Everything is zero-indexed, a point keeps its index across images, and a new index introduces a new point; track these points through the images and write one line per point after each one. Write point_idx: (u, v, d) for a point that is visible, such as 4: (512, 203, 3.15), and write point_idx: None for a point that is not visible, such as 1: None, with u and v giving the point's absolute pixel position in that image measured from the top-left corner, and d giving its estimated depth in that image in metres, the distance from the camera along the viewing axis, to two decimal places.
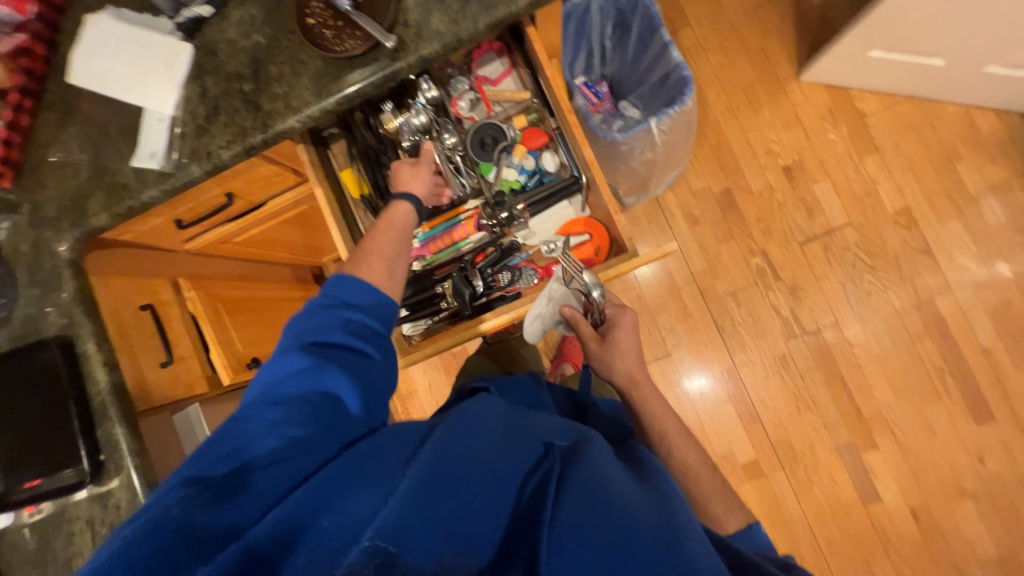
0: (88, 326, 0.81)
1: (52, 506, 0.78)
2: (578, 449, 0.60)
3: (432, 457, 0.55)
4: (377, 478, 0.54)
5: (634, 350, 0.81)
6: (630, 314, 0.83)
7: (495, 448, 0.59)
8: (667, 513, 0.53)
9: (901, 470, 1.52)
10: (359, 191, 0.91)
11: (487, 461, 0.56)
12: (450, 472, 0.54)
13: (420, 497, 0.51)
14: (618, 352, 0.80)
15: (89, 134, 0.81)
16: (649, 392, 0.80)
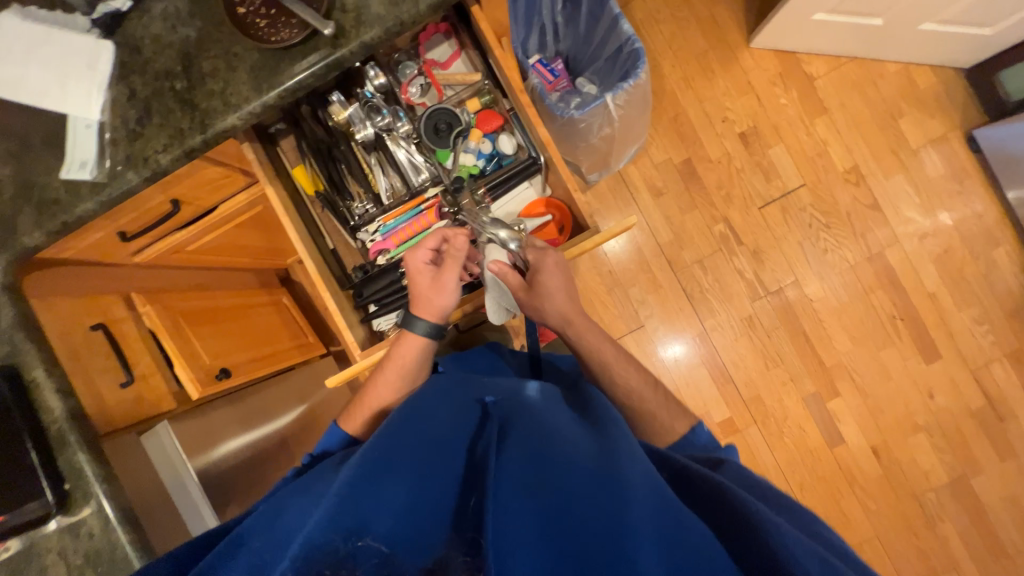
0: (35, 352, 0.76)
1: (20, 543, 0.75)
2: (520, 410, 0.62)
3: (373, 451, 0.56)
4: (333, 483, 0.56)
5: (561, 288, 0.78)
6: (552, 253, 0.78)
7: (439, 429, 0.61)
8: (608, 448, 0.56)
9: (862, 413, 1.63)
10: (314, 187, 0.88)
11: (433, 438, 0.59)
12: (391, 462, 0.55)
13: (359, 491, 0.51)
14: (546, 295, 0.77)
15: (8, 147, 0.75)
16: (585, 327, 0.79)
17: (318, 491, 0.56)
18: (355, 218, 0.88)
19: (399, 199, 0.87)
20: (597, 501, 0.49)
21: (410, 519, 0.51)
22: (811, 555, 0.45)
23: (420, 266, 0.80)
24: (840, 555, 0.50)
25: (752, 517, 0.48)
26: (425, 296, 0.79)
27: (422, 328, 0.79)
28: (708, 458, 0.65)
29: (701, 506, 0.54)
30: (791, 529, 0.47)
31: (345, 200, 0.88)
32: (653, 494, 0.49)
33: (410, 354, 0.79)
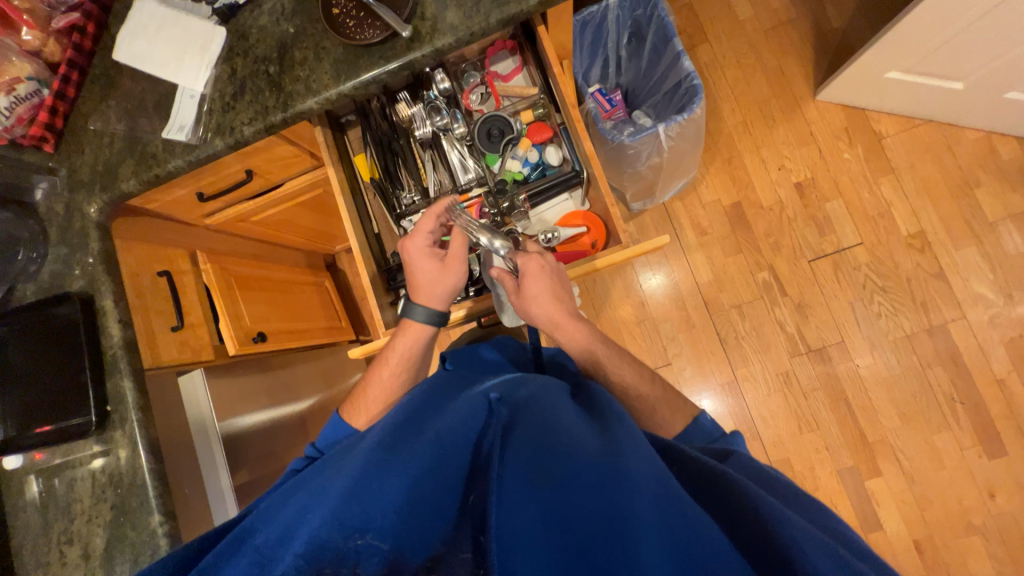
0: (108, 284, 0.86)
1: (60, 453, 0.83)
2: (524, 401, 0.61)
3: (377, 446, 0.57)
4: (330, 476, 0.55)
5: (547, 293, 0.78)
6: (536, 257, 0.78)
7: (443, 420, 0.60)
8: (613, 444, 0.55)
9: (905, 499, 1.47)
10: (370, 175, 0.96)
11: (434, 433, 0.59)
12: (393, 457, 0.54)
13: (362, 486, 0.51)
14: (531, 301, 0.78)
15: (127, 107, 0.88)
16: (572, 328, 0.79)
17: (319, 481, 0.56)
18: (401, 207, 0.94)
19: (444, 193, 0.93)
20: (600, 500, 0.48)
21: (414, 513, 0.51)
22: (819, 544, 0.44)
23: (422, 252, 0.81)
24: (847, 543, 0.49)
25: (760, 509, 0.47)
26: (430, 282, 0.81)
27: (423, 312, 0.81)
28: (716, 449, 0.65)
29: (708, 495, 0.53)
30: (797, 519, 0.47)
31: (395, 188, 0.94)
32: (657, 489, 0.49)
33: (408, 342, 0.82)
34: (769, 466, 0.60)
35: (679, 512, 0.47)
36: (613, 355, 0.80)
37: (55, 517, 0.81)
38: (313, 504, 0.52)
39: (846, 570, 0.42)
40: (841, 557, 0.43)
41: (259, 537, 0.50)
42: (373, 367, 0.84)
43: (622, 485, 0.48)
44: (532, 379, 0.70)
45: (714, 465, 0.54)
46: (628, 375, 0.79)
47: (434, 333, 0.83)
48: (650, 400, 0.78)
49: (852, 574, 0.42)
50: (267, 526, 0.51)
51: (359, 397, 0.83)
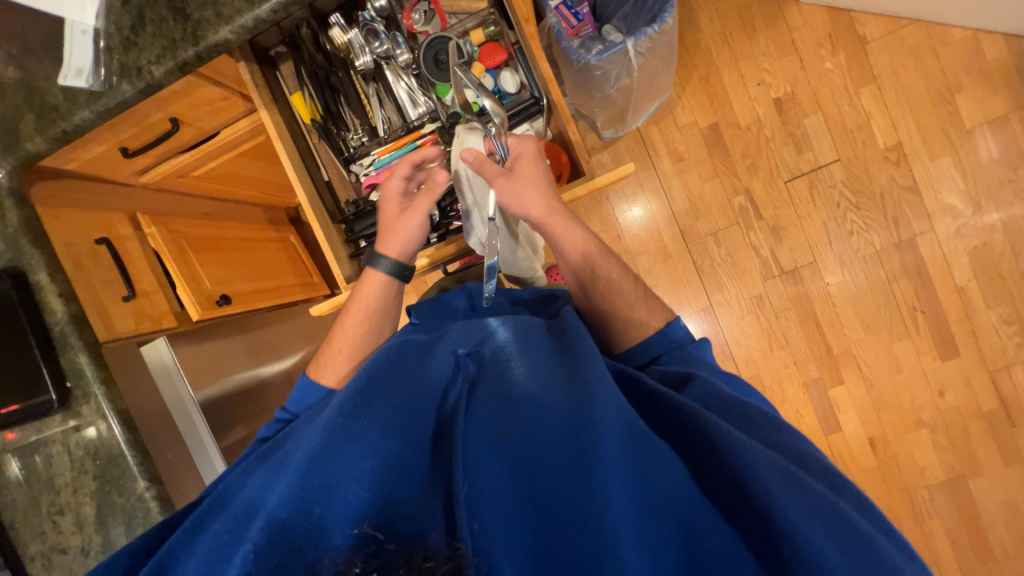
0: (38, 257, 0.80)
1: (30, 431, 0.82)
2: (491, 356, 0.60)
3: (338, 413, 0.55)
4: (295, 450, 0.54)
5: (542, 179, 0.75)
6: (532, 139, 0.77)
7: (408, 382, 0.58)
8: (580, 388, 0.54)
9: (864, 402, 1.58)
10: (310, 116, 0.86)
11: (399, 394, 0.57)
12: (354, 424, 0.52)
13: (324, 459, 0.50)
14: (526, 181, 0.74)
15: (11, 50, 0.75)
16: (557, 227, 0.75)
17: (279, 455, 0.56)
18: (350, 149, 0.87)
19: (395, 132, 0.86)
20: (567, 451, 0.48)
21: (381, 477, 0.49)
22: (772, 466, 0.46)
23: (393, 196, 0.79)
24: (799, 458, 0.51)
25: (721, 439, 0.48)
26: (390, 230, 0.77)
27: (387, 263, 0.78)
28: (675, 370, 0.67)
29: (672, 427, 0.54)
30: (756, 445, 0.48)
31: (341, 130, 0.86)
32: (623, 432, 0.49)
33: (373, 293, 0.79)
34: (726, 387, 0.61)
35: (643, 455, 0.48)
36: (599, 258, 0.78)
37: (40, 491, 0.82)
38: (275, 480, 0.52)
39: (793, 484, 0.45)
40: (791, 474, 0.46)
41: (222, 522, 0.51)
42: (338, 322, 0.81)
43: (588, 432, 0.49)
44: (500, 326, 0.68)
45: (676, 400, 0.54)
46: (612, 270, 0.78)
47: (400, 286, 0.81)
48: (629, 300, 0.77)
49: (798, 485, 0.45)
50: (227, 509, 0.52)
51: (324, 351, 0.80)
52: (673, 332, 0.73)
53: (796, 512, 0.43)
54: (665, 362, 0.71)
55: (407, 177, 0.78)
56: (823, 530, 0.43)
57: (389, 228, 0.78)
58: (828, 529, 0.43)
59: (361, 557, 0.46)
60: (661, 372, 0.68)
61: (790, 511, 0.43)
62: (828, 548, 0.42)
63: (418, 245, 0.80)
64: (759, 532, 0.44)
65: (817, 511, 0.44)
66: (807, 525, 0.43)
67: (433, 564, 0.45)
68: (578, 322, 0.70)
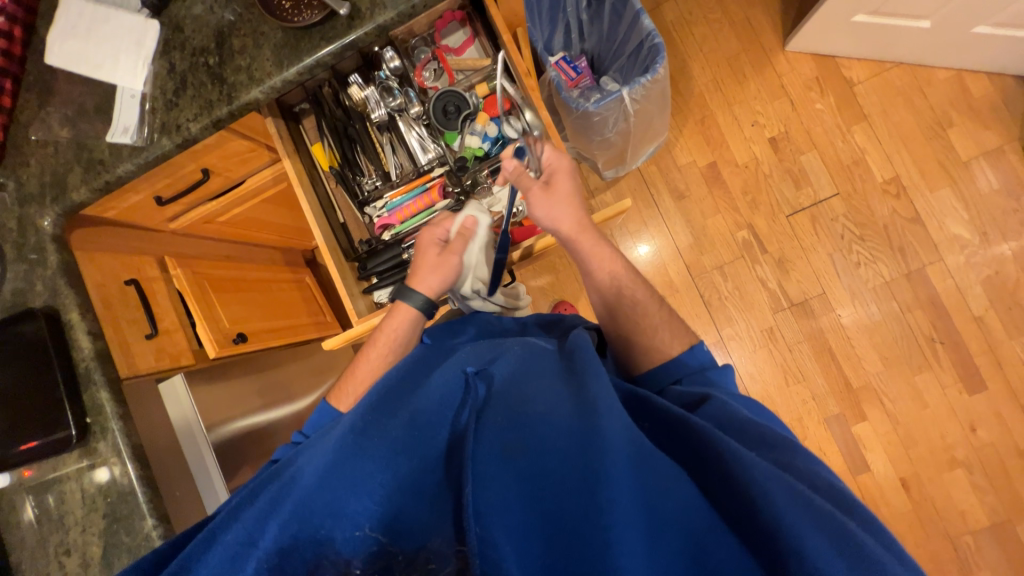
0: (72, 297, 0.85)
1: (45, 468, 0.84)
2: (502, 375, 0.62)
3: (350, 431, 0.56)
4: (307, 466, 0.55)
5: (573, 196, 0.79)
6: (566, 157, 0.79)
7: (420, 399, 0.60)
8: (588, 400, 0.55)
9: (890, 439, 1.52)
10: (329, 164, 0.93)
11: (409, 412, 0.58)
12: (365, 441, 0.54)
13: (335, 475, 0.51)
14: (560, 196, 0.78)
15: (67, 113, 0.85)
16: (586, 246, 0.79)
17: (290, 474, 0.56)
18: (364, 193, 0.92)
19: (407, 176, 0.91)
20: (574, 464, 0.49)
21: (390, 492, 0.51)
22: (781, 483, 0.46)
23: (431, 240, 0.81)
24: (809, 478, 0.50)
25: (725, 453, 0.49)
26: (428, 267, 0.79)
27: (418, 299, 0.78)
28: (693, 391, 0.66)
29: (683, 445, 0.54)
30: (762, 461, 0.48)
31: (356, 175, 0.92)
32: (630, 448, 0.49)
33: (399, 328, 0.78)
34: (743, 409, 0.60)
35: (650, 469, 0.48)
36: (625, 275, 0.80)
37: (51, 529, 0.83)
38: (284, 496, 0.52)
39: (803, 503, 0.45)
40: (800, 493, 0.45)
41: (231, 533, 0.52)
42: (362, 353, 0.80)
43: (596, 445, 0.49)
44: (511, 348, 0.70)
45: (685, 416, 0.54)
46: (638, 293, 0.79)
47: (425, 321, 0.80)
48: (653, 321, 0.77)
49: (808, 504, 0.45)
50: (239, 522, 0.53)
51: (347, 381, 0.80)
52: (695, 358, 0.72)
53: (804, 529, 0.43)
54: (685, 384, 0.69)
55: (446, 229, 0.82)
56: (834, 552, 0.41)
57: (424, 268, 0.79)
58: (839, 547, 0.42)
59: (364, 559, 0.48)
60: (678, 392, 0.67)
61: (801, 528, 0.42)
62: (836, 568, 0.41)
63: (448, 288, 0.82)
64: (766, 551, 0.43)
65: (824, 525, 0.43)
66: (816, 544, 0.42)
67: (435, 567, 0.46)
68: (588, 344, 0.69)
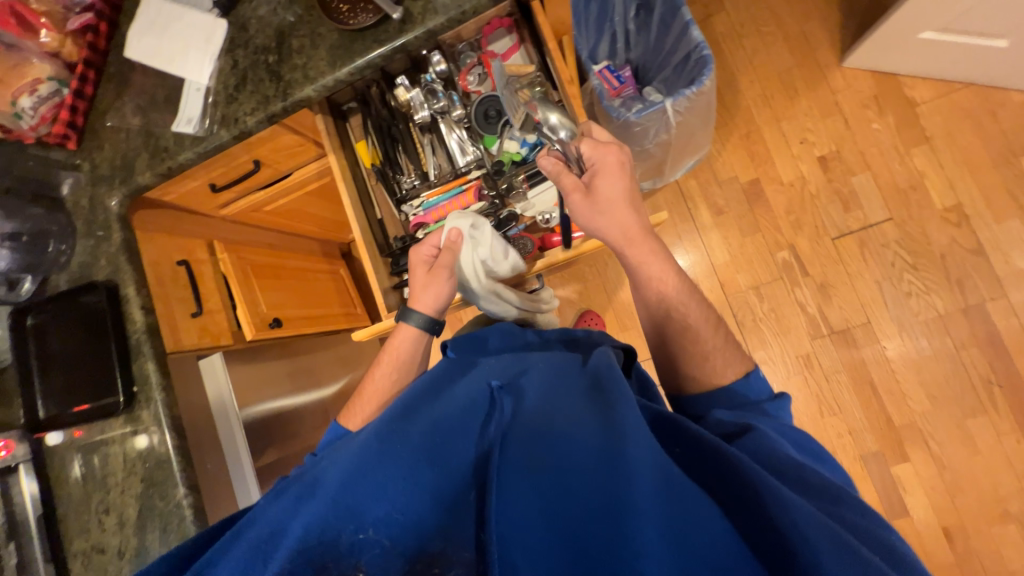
0: (130, 273, 0.91)
1: (94, 430, 0.90)
2: (526, 389, 0.62)
3: (373, 440, 0.57)
4: (330, 471, 0.56)
5: (623, 196, 0.76)
6: (612, 151, 0.75)
7: (443, 410, 0.61)
8: (613, 421, 0.54)
9: (933, 484, 1.41)
10: (371, 161, 0.96)
11: (432, 422, 0.59)
12: (388, 449, 0.55)
13: (357, 482, 0.52)
14: (604, 202, 0.76)
15: (140, 103, 0.92)
16: (638, 253, 0.77)
17: (311, 477, 0.57)
18: (402, 191, 0.94)
19: (444, 177, 0.93)
20: (599, 487, 0.48)
21: (411, 501, 0.51)
22: (822, 528, 0.43)
23: (421, 259, 0.83)
24: (857, 528, 0.46)
25: (761, 491, 0.47)
26: (421, 287, 0.81)
27: (416, 319, 0.80)
28: (733, 419, 0.64)
29: (715, 475, 0.51)
30: (803, 504, 0.45)
31: (396, 173, 0.94)
32: (658, 476, 0.47)
33: (403, 346, 0.81)
34: (787, 448, 0.58)
35: (679, 498, 0.47)
36: (676, 287, 0.77)
37: (94, 487, 0.89)
38: (307, 499, 0.53)
39: (847, 553, 0.42)
40: (844, 541, 0.42)
41: (252, 531, 0.53)
42: (369, 373, 0.83)
43: (621, 470, 0.48)
44: (537, 363, 0.70)
45: (718, 445, 0.52)
46: (690, 313, 0.76)
47: (430, 338, 0.82)
48: (706, 348, 0.74)
49: (854, 556, 0.41)
50: (258, 523, 0.54)
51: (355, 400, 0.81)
52: (747, 393, 0.70)
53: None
54: (732, 411, 0.67)
55: (434, 244, 0.83)
56: None
57: (419, 289, 0.82)
58: None
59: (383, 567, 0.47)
60: (716, 420, 0.65)
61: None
62: None
63: (449, 300, 0.83)
64: None
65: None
66: None
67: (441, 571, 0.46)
68: (613, 362, 0.68)
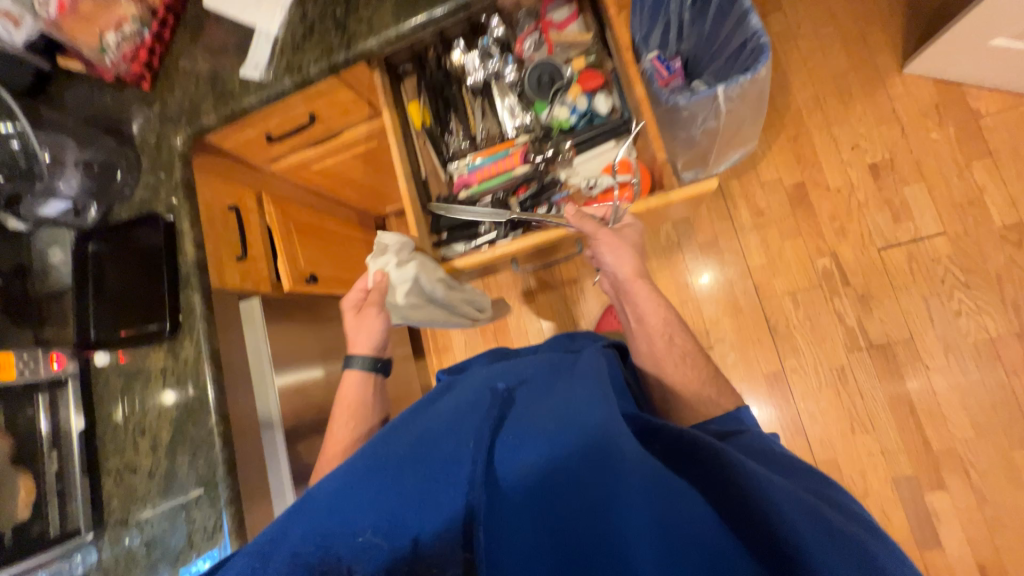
0: (186, 209, 0.95)
1: (139, 354, 0.95)
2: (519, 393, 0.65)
3: (373, 454, 0.60)
4: (331, 484, 0.59)
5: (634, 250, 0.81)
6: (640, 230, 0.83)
7: (438, 418, 0.64)
8: (594, 419, 0.56)
9: (972, 517, 1.33)
10: (421, 121, 0.97)
11: (427, 430, 0.62)
12: (387, 461, 0.59)
13: (362, 494, 0.56)
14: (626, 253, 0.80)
15: (211, 50, 0.97)
16: (640, 292, 0.83)
17: (314, 492, 0.59)
18: (449, 151, 0.97)
19: (492, 139, 0.95)
20: (584, 485, 0.51)
21: (404, 506, 0.55)
22: (799, 508, 0.46)
23: (352, 302, 0.88)
24: (835, 505, 0.51)
25: (743, 475, 0.49)
26: (357, 331, 0.87)
27: (361, 363, 0.87)
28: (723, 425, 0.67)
29: (697, 467, 0.53)
30: (784, 487, 0.49)
31: (445, 133, 0.97)
32: (645, 469, 0.49)
33: (353, 391, 0.87)
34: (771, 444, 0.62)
35: (668, 488, 0.48)
36: (672, 322, 0.82)
37: (133, 407, 0.94)
38: (310, 512, 0.56)
39: (824, 525, 0.45)
40: (823, 518, 0.46)
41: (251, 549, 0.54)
42: (330, 427, 0.87)
43: (607, 467, 0.51)
44: (528, 373, 0.73)
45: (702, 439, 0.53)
46: (681, 339, 0.81)
47: (378, 377, 0.88)
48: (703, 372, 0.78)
49: (829, 527, 0.45)
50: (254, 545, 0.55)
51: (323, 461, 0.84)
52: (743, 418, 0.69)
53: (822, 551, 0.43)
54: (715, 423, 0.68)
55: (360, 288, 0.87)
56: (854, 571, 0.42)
57: (355, 336, 0.87)
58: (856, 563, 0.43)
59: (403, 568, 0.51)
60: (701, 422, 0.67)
61: (818, 554, 0.43)
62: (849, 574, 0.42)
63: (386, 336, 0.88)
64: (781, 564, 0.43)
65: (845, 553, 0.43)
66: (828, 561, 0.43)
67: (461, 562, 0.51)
68: (599, 365, 0.70)
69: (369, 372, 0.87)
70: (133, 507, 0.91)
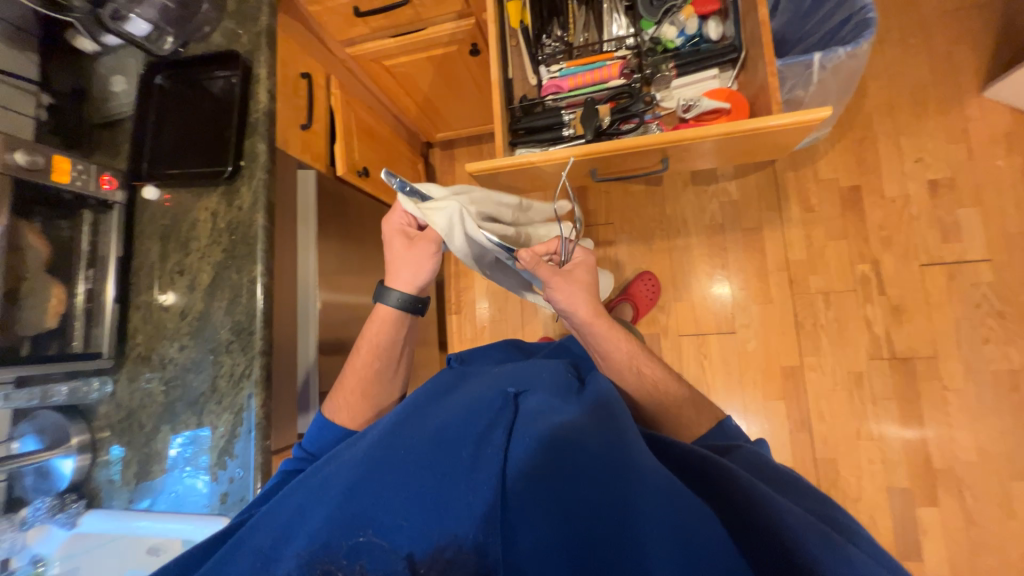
0: (266, 56, 0.93)
1: (190, 194, 0.93)
2: (534, 399, 0.61)
3: (380, 442, 0.56)
4: (333, 475, 0.55)
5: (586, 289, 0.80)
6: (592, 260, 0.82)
7: (448, 411, 0.60)
8: (613, 437, 0.54)
9: (957, 537, 1.35)
10: (521, 20, 0.94)
11: (436, 422, 0.58)
12: (397, 452, 0.55)
13: (371, 487, 0.52)
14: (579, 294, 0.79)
15: None
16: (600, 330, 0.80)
17: (318, 478, 0.55)
18: (543, 55, 0.94)
19: (589, 48, 0.92)
20: (601, 492, 0.50)
21: (417, 506, 0.51)
22: (812, 527, 0.45)
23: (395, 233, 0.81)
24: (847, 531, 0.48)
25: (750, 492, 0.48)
26: (401, 263, 0.80)
27: (397, 298, 0.81)
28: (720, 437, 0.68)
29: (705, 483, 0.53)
30: (792, 507, 0.47)
31: (542, 37, 0.94)
32: (661, 481, 0.49)
33: (381, 326, 0.82)
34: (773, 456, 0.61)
35: (682, 503, 0.48)
36: (644, 359, 0.80)
37: (175, 246, 0.92)
38: (316, 500, 0.52)
39: (835, 547, 0.43)
40: (834, 541, 0.44)
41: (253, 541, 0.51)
42: (350, 359, 0.85)
43: (627, 481, 0.49)
44: (539, 372, 0.70)
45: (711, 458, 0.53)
46: (656, 371, 0.79)
47: (410, 316, 0.82)
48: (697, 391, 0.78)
49: (843, 552, 0.43)
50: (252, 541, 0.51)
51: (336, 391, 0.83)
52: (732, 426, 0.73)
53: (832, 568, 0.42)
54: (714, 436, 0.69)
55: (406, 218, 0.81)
56: None
57: (400, 268, 0.80)
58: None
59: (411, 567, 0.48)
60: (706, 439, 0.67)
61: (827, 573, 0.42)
62: None
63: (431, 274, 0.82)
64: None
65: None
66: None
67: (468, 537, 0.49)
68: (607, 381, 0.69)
69: (406, 306, 0.81)
70: (159, 345, 0.90)
